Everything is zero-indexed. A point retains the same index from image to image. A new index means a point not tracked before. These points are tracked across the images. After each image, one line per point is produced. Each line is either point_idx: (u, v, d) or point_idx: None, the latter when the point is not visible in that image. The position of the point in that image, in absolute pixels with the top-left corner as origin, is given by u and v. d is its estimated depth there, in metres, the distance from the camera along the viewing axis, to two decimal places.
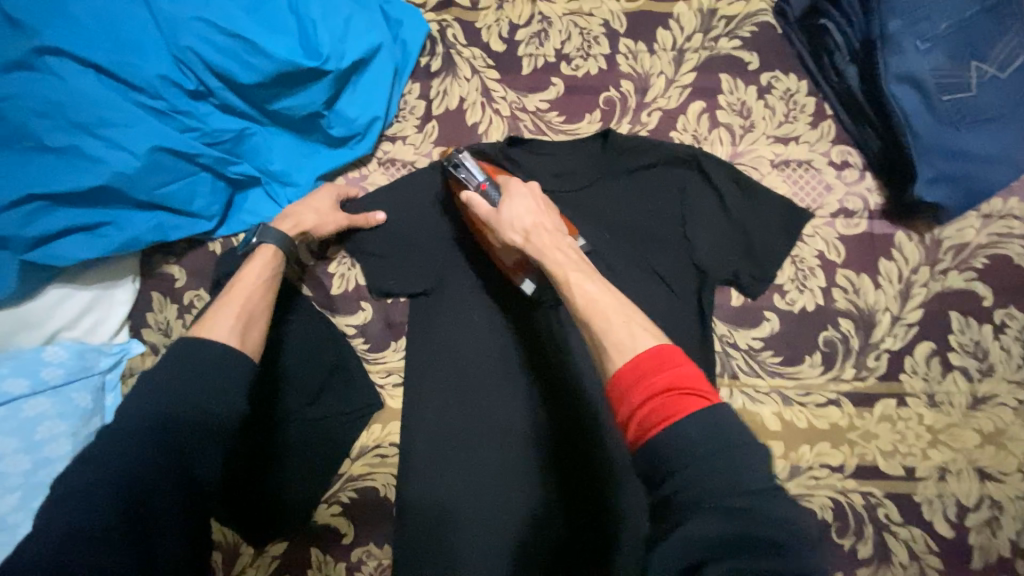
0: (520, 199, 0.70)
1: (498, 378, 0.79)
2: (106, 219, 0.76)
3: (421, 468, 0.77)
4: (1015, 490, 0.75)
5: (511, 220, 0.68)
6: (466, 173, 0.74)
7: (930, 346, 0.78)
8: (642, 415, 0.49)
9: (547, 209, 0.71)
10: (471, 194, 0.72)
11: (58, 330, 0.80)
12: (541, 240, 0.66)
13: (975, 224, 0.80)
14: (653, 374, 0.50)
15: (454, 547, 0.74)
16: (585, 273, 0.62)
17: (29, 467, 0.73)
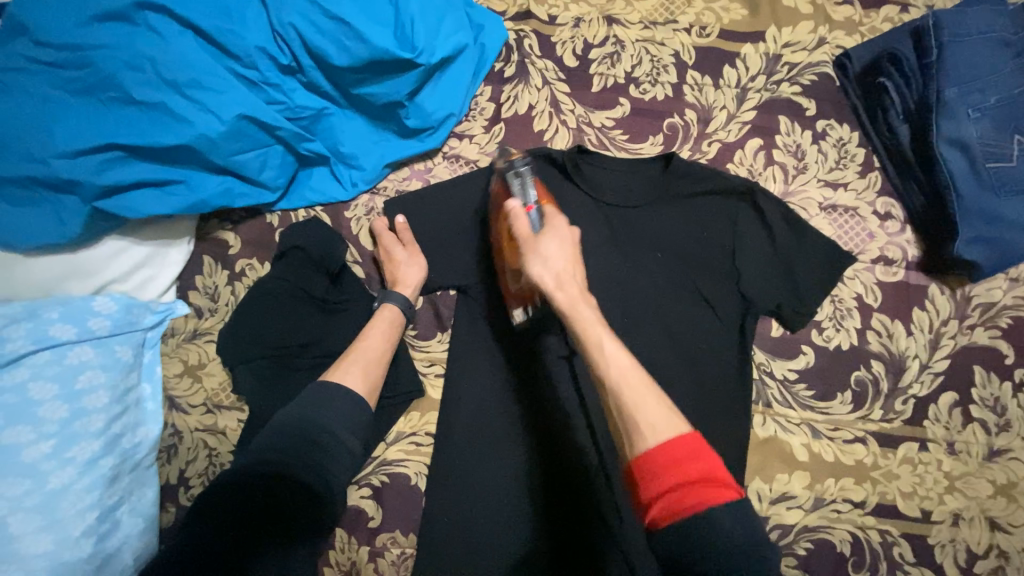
0: (557, 243, 0.67)
1: (533, 390, 0.78)
2: (177, 177, 0.77)
3: (448, 454, 0.78)
4: (1023, 543, 0.79)
5: (546, 257, 0.66)
6: (521, 187, 0.73)
7: (953, 396, 0.82)
8: (671, 500, 0.52)
9: (580, 260, 0.69)
10: (517, 209, 0.70)
11: (111, 282, 0.80)
12: (573, 292, 0.64)
13: (1003, 285, 0.85)
14: (686, 463, 0.53)
15: (467, 531, 0.76)
16: (605, 327, 0.62)
17: (66, 416, 0.72)
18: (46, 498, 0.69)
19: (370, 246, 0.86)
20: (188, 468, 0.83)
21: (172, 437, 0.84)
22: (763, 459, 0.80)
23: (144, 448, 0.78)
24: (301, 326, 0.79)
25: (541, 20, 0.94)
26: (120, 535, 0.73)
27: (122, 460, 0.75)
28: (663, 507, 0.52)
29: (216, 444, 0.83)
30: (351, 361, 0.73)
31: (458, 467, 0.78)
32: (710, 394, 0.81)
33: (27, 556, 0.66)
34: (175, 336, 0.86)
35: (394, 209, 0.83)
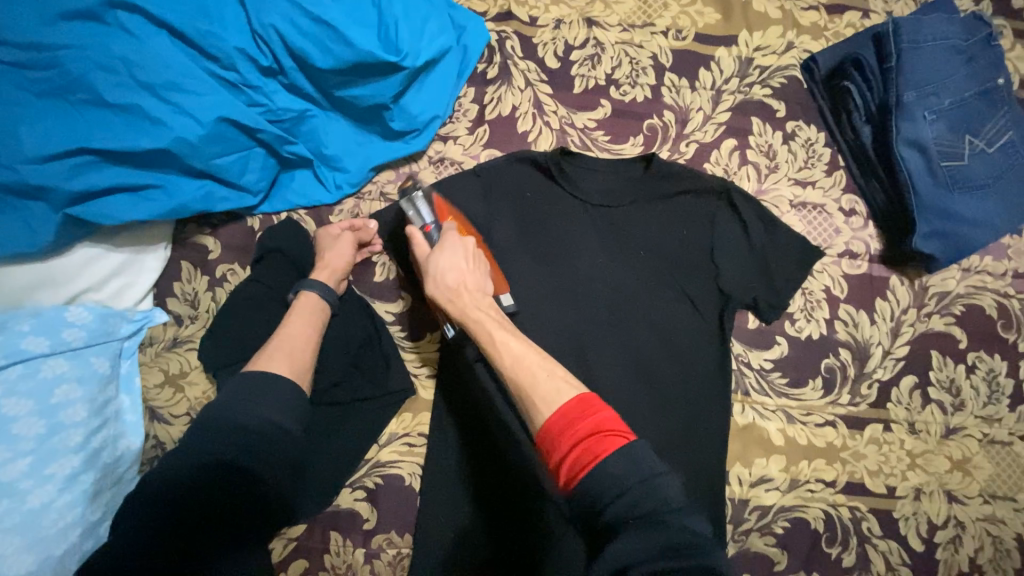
0: (448, 255, 0.72)
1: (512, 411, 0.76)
2: (155, 182, 0.74)
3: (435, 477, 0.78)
4: (976, 512, 0.86)
5: (438, 274, 0.71)
6: (415, 210, 0.78)
7: (913, 379, 0.88)
8: (572, 459, 0.54)
9: (477, 264, 0.73)
10: (414, 232, 0.76)
11: (84, 291, 0.77)
12: (465, 300, 0.70)
13: (956, 275, 0.92)
14: (578, 422, 0.56)
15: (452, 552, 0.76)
16: (505, 329, 0.67)
17: (43, 431, 0.69)
18: (25, 518, 0.65)
19: None
20: None
21: (154, 448, 0.81)
22: (743, 445, 0.85)
23: (127, 459, 0.77)
24: None
25: (522, 21, 0.95)
26: None
27: (104, 474, 0.74)
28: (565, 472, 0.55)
29: None
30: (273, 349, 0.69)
31: (455, 514, 0.77)
32: (692, 386, 0.84)
33: None
34: (153, 345, 0.84)
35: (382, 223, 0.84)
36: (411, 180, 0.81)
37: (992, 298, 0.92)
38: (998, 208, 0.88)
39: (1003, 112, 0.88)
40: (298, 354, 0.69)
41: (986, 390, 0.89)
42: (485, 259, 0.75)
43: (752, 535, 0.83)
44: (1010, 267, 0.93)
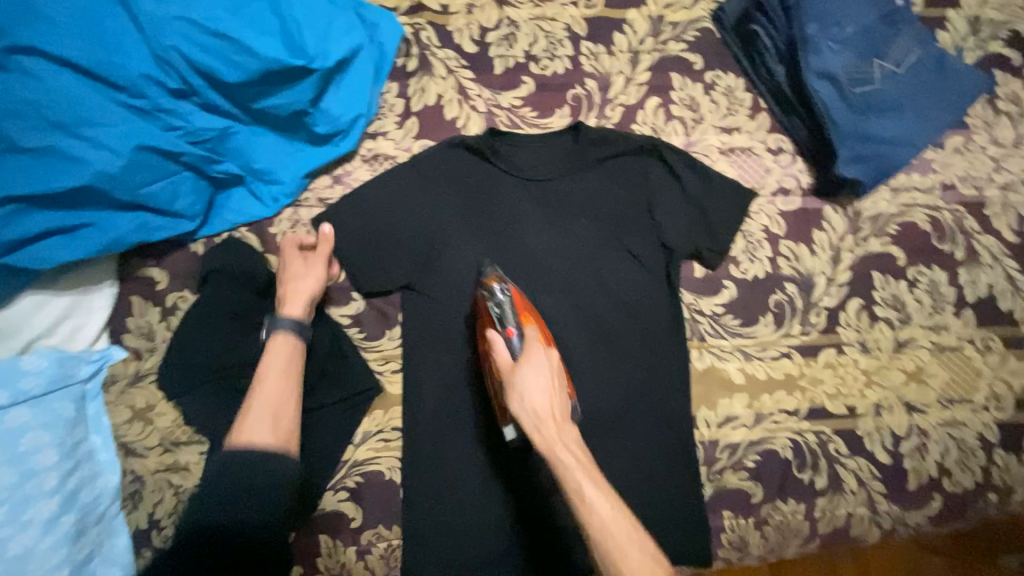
0: (532, 381, 0.69)
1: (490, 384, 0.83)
2: (85, 221, 0.74)
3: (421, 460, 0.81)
4: (937, 418, 0.89)
5: (523, 393, 0.68)
6: (499, 312, 0.75)
7: (859, 301, 0.91)
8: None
9: (559, 387, 0.70)
10: (497, 339, 0.72)
11: (36, 338, 0.78)
12: (550, 433, 0.66)
13: (887, 196, 0.95)
14: None
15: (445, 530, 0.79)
16: (585, 475, 0.64)
17: (15, 480, 0.69)
18: (9, 566, 0.66)
19: None
20: (156, 510, 0.81)
21: (133, 483, 0.81)
22: (706, 389, 0.87)
23: (107, 496, 0.78)
24: (241, 345, 0.80)
25: (434, 11, 0.96)
26: None
27: (85, 514, 0.74)
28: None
29: (182, 481, 0.82)
30: (258, 411, 0.72)
31: (441, 491, 0.80)
32: (649, 340, 0.87)
33: None
34: (115, 384, 0.83)
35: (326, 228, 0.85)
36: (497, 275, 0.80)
37: (924, 212, 0.94)
38: (914, 124, 0.91)
39: (906, 31, 0.91)
40: (284, 413, 0.74)
41: (930, 301, 0.92)
42: (566, 390, 0.72)
43: (725, 473, 0.86)
44: (937, 180, 0.96)
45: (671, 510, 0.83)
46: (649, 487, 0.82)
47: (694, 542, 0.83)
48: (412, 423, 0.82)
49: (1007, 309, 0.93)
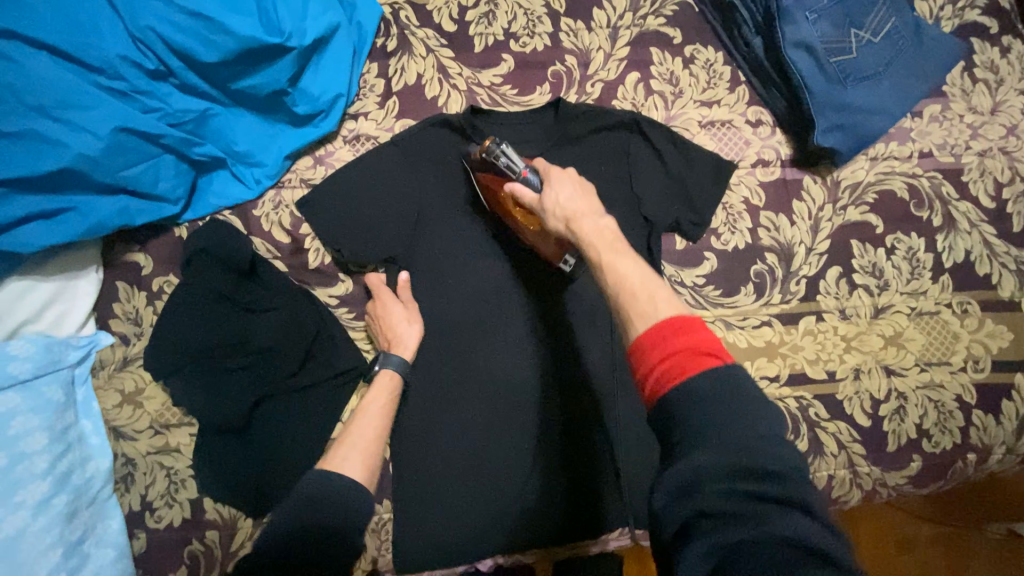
0: (559, 186, 0.73)
1: (479, 357, 0.86)
2: (67, 205, 0.75)
3: (412, 434, 0.84)
4: (916, 381, 0.90)
5: (557, 198, 0.72)
6: (507, 161, 0.76)
7: (838, 270, 0.93)
8: (669, 363, 0.51)
9: (588, 192, 0.73)
10: (515, 184, 0.76)
11: (23, 324, 0.78)
12: (582, 224, 0.68)
13: (865, 166, 0.96)
14: (670, 339, 0.52)
15: (438, 501, 0.83)
16: (617, 251, 0.63)
17: (5, 463, 0.70)
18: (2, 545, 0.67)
19: (287, 240, 0.88)
20: (149, 491, 0.82)
21: (125, 466, 0.83)
22: None
23: (98, 481, 0.78)
24: (224, 327, 0.81)
25: None
26: (92, 566, 0.74)
27: (77, 496, 0.75)
28: (659, 373, 0.51)
29: (173, 462, 0.83)
30: (349, 444, 0.72)
31: (435, 461, 0.84)
32: None
33: None
34: (104, 368, 0.84)
35: (308, 209, 0.85)
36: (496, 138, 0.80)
37: (902, 180, 0.96)
38: (892, 93, 0.92)
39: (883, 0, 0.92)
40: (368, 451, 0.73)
41: (908, 268, 0.93)
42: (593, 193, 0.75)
43: None
44: (915, 149, 0.97)
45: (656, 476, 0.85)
46: (635, 453, 0.85)
47: None
48: (402, 399, 0.86)
49: (985, 274, 0.94)
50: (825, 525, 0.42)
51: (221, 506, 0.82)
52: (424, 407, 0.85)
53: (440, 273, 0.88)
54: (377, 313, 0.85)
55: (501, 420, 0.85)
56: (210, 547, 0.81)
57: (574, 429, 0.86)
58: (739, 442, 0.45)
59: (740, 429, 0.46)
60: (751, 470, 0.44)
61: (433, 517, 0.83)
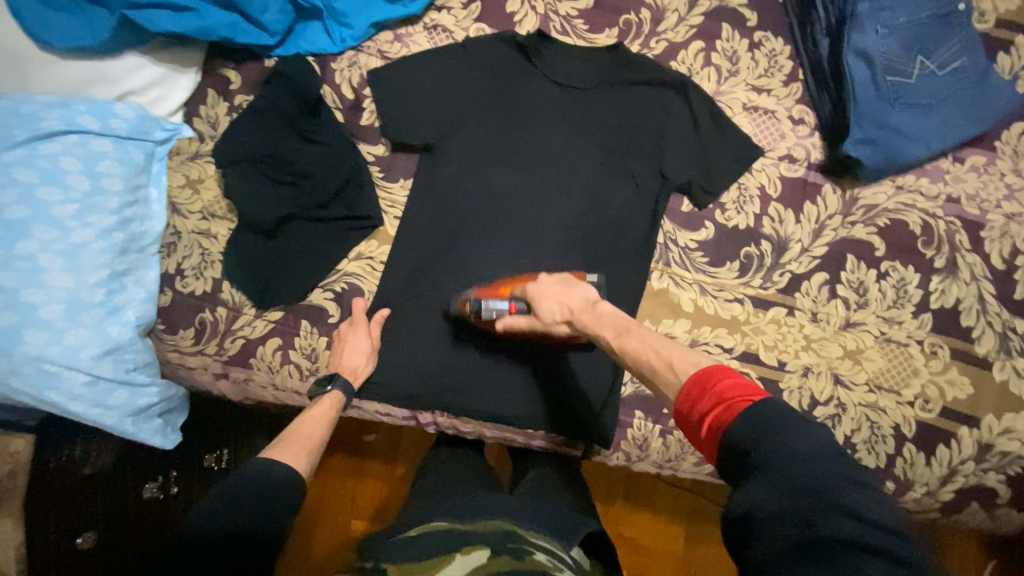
0: (545, 297, 0.84)
1: (475, 244, 0.98)
2: (191, 6, 0.91)
3: (399, 287, 0.97)
4: (861, 398, 0.95)
5: (551, 300, 0.84)
6: (493, 309, 0.87)
7: (825, 276, 0.97)
8: (707, 420, 0.60)
9: (574, 284, 0.86)
10: (506, 320, 0.86)
11: (130, 92, 0.94)
12: (584, 318, 0.82)
13: (888, 191, 0.98)
14: (700, 397, 0.62)
15: (403, 348, 0.97)
16: (623, 334, 0.76)
17: (88, 189, 0.87)
18: (69, 248, 0.85)
19: (350, 96, 1.00)
20: (184, 262, 0.98)
21: (172, 235, 0.99)
22: (655, 306, 0.97)
23: (149, 237, 0.94)
24: (281, 145, 0.95)
25: None
26: (126, 296, 0.90)
27: (131, 239, 0.91)
28: (706, 427, 0.60)
29: (209, 246, 0.98)
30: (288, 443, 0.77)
31: (413, 316, 0.97)
32: (619, 250, 0.97)
33: (53, 286, 0.83)
34: (179, 155, 1.00)
35: (376, 76, 0.98)
36: (466, 300, 0.91)
37: (919, 216, 0.98)
38: (936, 127, 0.95)
39: (961, 36, 0.94)
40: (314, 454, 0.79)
41: (893, 295, 0.97)
42: (571, 279, 0.87)
43: None
44: (943, 192, 0.99)
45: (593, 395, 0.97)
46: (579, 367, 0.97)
47: (601, 425, 0.96)
48: (399, 254, 0.98)
49: (966, 326, 0.96)
50: (872, 522, 0.48)
51: (234, 291, 0.97)
52: (416, 269, 0.98)
53: (467, 165, 0.99)
54: (347, 337, 0.93)
55: None
56: (215, 320, 0.97)
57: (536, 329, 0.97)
58: (779, 463, 0.52)
59: (782, 450, 0.53)
60: (796, 487, 0.50)
61: (392, 361, 0.97)
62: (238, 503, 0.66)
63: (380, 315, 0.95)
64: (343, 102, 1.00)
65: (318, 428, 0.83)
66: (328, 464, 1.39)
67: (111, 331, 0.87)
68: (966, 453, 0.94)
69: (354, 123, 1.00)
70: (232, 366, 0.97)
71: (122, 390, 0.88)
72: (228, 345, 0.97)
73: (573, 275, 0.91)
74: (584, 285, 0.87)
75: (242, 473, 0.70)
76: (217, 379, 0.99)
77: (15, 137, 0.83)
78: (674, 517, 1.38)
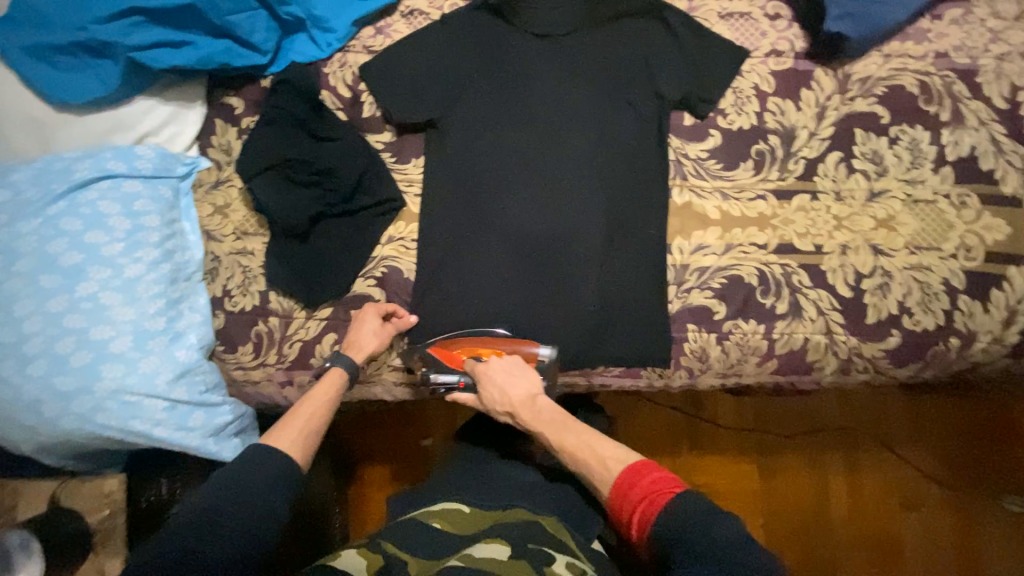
0: (490, 384, 0.91)
1: (500, 201, 1.01)
2: (187, 40, 0.97)
3: (437, 261, 1.01)
4: (904, 262, 0.96)
5: (496, 385, 0.91)
6: (443, 380, 0.96)
7: (839, 155, 0.99)
8: (637, 513, 0.68)
9: (523, 372, 0.91)
10: (456, 394, 0.95)
11: (148, 134, 0.99)
12: (523, 414, 0.87)
13: (878, 61, 1.01)
14: (632, 488, 0.70)
15: (454, 317, 1.00)
16: (564, 430, 0.83)
17: (130, 228, 0.91)
18: (125, 283, 0.89)
19: (348, 93, 1.05)
20: (229, 283, 1.01)
21: (213, 261, 1.02)
22: (682, 221, 1.00)
23: (192, 265, 0.97)
24: (297, 146, 1.00)
25: None
26: (185, 320, 0.94)
27: (177, 269, 0.95)
28: (637, 516, 0.68)
29: (249, 262, 1.02)
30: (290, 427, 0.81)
31: (455, 285, 1.00)
32: (633, 176, 1.01)
33: (118, 320, 0.88)
34: (202, 187, 1.04)
35: (367, 70, 1.03)
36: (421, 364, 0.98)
37: (914, 77, 1.00)
38: None
39: None
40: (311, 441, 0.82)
41: (909, 157, 0.98)
42: (516, 365, 0.92)
43: (693, 292, 0.98)
44: (931, 49, 1.00)
45: (645, 319, 0.98)
46: (621, 298, 0.99)
47: (656, 345, 0.98)
48: (432, 228, 1.01)
49: (988, 169, 0.97)
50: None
51: (281, 299, 1.00)
52: (448, 240, 1.01)
53: (474, 132, 1.03)
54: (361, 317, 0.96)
55: (512, 256, 1.00)
56: (269, 329, 1.00)
57: (574, 271, 0.99)
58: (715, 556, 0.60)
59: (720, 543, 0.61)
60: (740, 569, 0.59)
61: (446, 331, 1.00)
62: (233, 491, 0.70)
63: (409, 320, 0.98)
64: (344, 101, 1.05)
65: (318, 412, 0.86)
66: (394, 478, 1.40)
67: (178, 355, 0.91)
68: (1021, 292, 0.94)
69: (359, 119, 1.05)
70: (295, 371, 1.00)
71: (199, 411, 0.91)
72: (288, 350, 1.00)
73: (525, 353, 0.96)
74: (530, 373, 0.92)
75: (241, 461, 0.74)
76: (283, 387, 1.02)
77: (56, 191, 0.89)
78: (744, 455, 1.41)
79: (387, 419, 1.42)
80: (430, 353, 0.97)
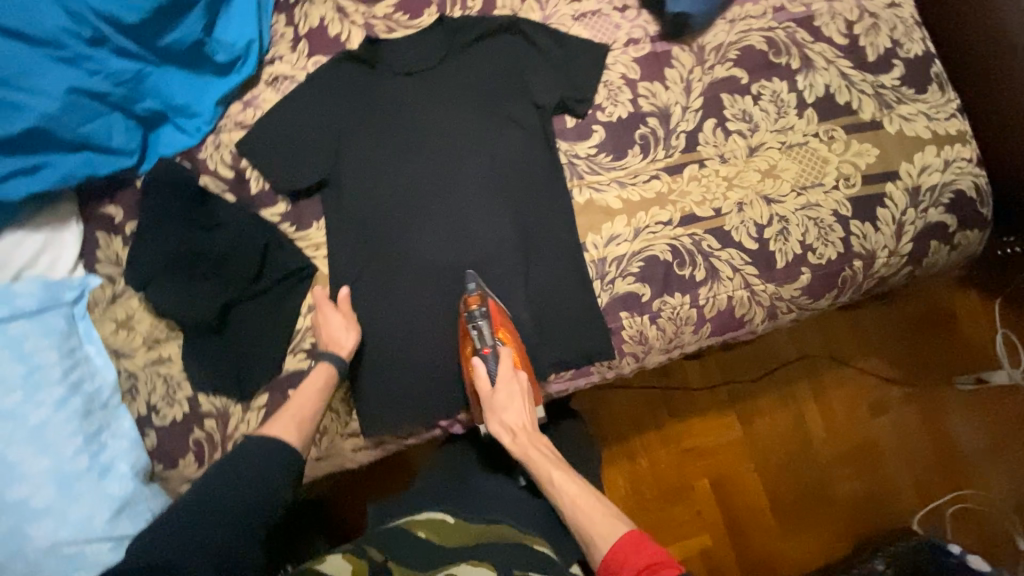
0: (510, 405, 0.92)
1: (412, 241, 1.01)
2: (40, 162, 0.91)
3: (365, 316, 0.99)
4: (795, 204, 1.02)
5: (505, 411, 0.92)
6: (479, 334, 0.92)
7: (713, 121, 1.05)
8: None
9: (532, 408, 0.95)
10: (479, 362, 0.92)
11: (23, 267, 0.94)
12: (533, 453, 0.90)
13: (725, 28, 1.08)
14: (635, 555, 0.74)
15: (394, 367, 0.99)
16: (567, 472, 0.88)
17: (25, 371, 0.86)
18: (33, 431, 0.83)
19: (229, 172, 1.02)
20: (152, 397, 0.95)
21: (129, 379, 0.96)
22: (590, 218, 1.02)
23: (106, 390, 0.92)
24: (190, 240, 0.97)
25: None
26: (111, 451, 0.89)
27: (90, 399, 0.90)
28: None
29: (169, 370, 0.97)
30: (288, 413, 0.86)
31: (389, 335, 0.99)
32: (532, 187, 1.03)
33: (34, 472, 0.82)
34: (97, 305, 0.97)
35: (243, 147, 1.00)
36: (477, 303, 0.94)
37: (760, 36, 1.07)
38: None
39: None
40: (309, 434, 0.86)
41: (774, 109, 1.06)
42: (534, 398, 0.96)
43: (616, 282, 1.01)
44: (768, 7, 1.08)
45: (579, 319, 1.00)
46: (552, 305, 1.01)
47: (596, 341, 1.00)
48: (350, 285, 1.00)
49: (845, 103, 1.05)
50: None
51: (213, 399, 0.96)
52: (370, 293, 1.00)
53: (368, 181, 1.02)
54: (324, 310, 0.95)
55: (436, 293, 1.00)
56: (208, 432, 0.95)
57: (500, 292, 1.01)
58: None
59: None
60: None
61: (391, 382, 0.99)
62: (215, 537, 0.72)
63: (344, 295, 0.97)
64: (228, 182, 1.02)
65: (309, 400, 0.89)
66: None
67: (113, 490, 0.85)
68: (903, 204, 1.03)
69: (248, 197, 1.02)
70: None
71: None
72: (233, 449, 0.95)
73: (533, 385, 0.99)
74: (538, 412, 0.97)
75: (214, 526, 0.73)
76: None
77: None
78: (720, 410, 1.46)
79: (372, 478, 1.38)
80: (489, 305, 0.94)
